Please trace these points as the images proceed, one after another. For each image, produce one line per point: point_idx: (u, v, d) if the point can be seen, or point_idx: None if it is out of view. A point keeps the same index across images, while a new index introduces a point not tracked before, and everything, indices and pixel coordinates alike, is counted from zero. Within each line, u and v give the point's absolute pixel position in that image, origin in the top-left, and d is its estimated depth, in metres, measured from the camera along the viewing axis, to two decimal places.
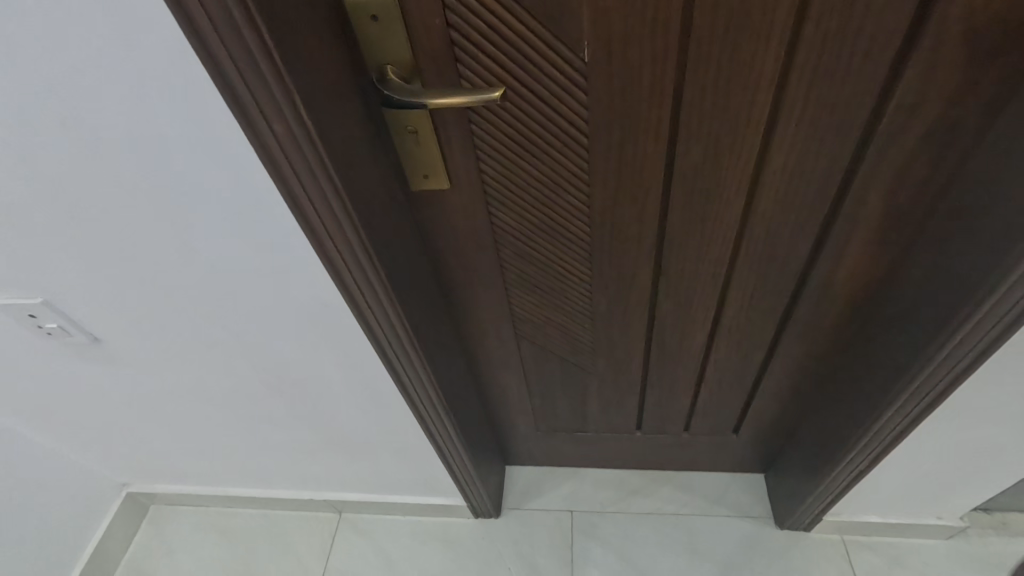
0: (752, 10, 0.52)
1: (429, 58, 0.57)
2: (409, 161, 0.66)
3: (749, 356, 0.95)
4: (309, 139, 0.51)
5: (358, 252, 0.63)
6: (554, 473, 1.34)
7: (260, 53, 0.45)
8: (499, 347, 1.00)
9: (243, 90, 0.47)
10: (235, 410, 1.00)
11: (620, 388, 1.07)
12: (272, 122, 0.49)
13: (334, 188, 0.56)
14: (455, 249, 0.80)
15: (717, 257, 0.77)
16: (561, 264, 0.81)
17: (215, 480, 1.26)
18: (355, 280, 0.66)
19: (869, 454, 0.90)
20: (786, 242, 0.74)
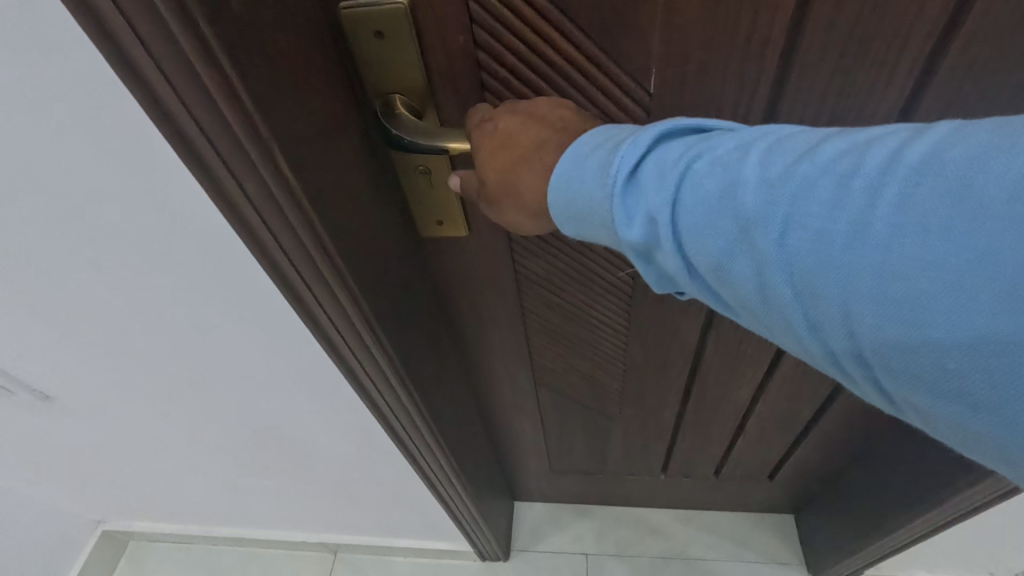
0: (880, 30, 0.39)
1: (448, 85, 0.44)
2: (418, 205, 0.54)
3: (799, 409, 0.84)
4: (293, 201, 0.38)
5: (355, 321, 0.50)
6: (567, 510, 1.24)
7: (220, 93, 0.31)
8: (515, 392, 0.88)
9: (201, 137, 0.34)
10: (217, 458, 0.89)
11: (648, 435, 0.96)
12: (242, 179, 0.36)
13: (327, 258, 0.43)
14: (470, 296, 0.69)
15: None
16: (592, 314, 0.69)
17: (199, 520, 1.15)
18: (350, 348, 0.54)
19: (948, 516, 0.78)
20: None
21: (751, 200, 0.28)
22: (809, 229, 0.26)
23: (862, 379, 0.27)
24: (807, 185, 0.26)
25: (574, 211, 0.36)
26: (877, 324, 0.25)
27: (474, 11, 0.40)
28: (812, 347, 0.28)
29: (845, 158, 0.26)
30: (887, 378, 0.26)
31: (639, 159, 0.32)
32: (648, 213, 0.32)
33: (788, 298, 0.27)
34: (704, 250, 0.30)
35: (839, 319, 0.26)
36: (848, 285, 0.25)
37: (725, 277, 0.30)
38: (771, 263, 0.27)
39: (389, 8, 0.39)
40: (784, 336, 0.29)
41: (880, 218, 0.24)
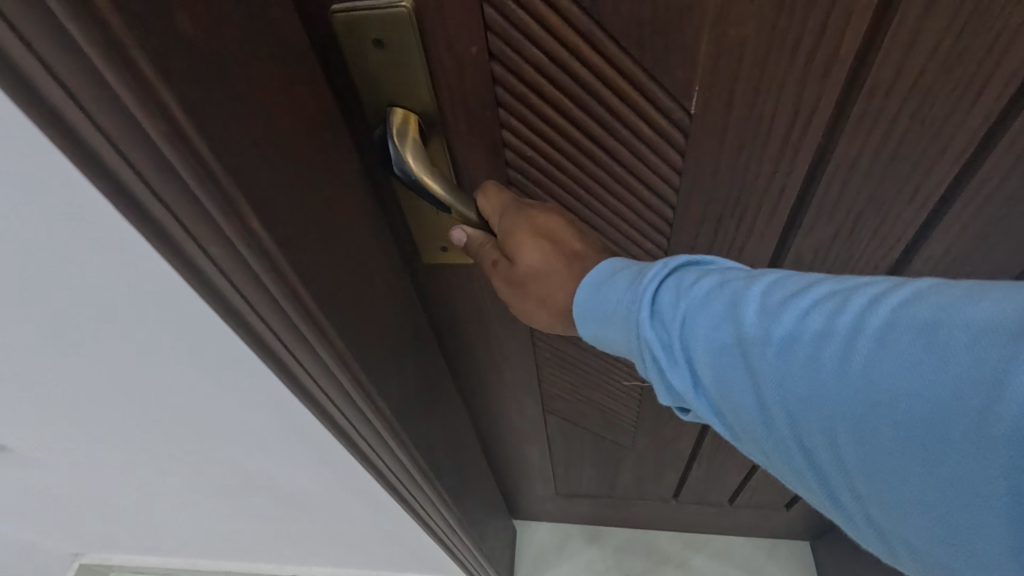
0: (970, 51, 0.33)
1: (458, 101, 0.38)
2: (421, 232, 0.48)
3: None
4: (267, 262, 0.29)
5: (356, 395, 0.41)
6: (570, 531, 1.20)
7: (169, 146, 0.23)
8: (520, 420, 0.82)
9: (151, 198, 0.25)
10: (193, 508, 0.81)
11: (660, 463, 0.90)
12: (206, 244, 0.27)
13: (317, 316, 0.33)
14: (476, 326, 0.62)
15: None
16: (609, 343, 0.63)
17: (180, 553, 1.08)
18: (351, 425, 0.44)
19: None
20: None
21: (749, 333, 0.27)
22: (801, 364, 0.25)
23: (873, 536, 0.25)
24: (802, 323, 0.26)
25: (586, 324, 0.35)
26: (879, 481, 0.23)
27: (488, 15, 0.34)
28: (819, 493, 0.27)
29: (841, 301, 0.25)
30: (898, 538, 0.24)
31: (646, 279, 0.32)
32: (653, 336, 0.31)
33: (790, 440, 0.26)
34: (707, 380, 0.29)
35: (840, 465, 0.24)
36: (847, 435, 0.24)
37: (727, 406, 0.29)
38: (770, 402, 0.26)
39: (390, 11, 0.33)
40: (793, 477, 0.28)
41: (871, 370, 0.23)
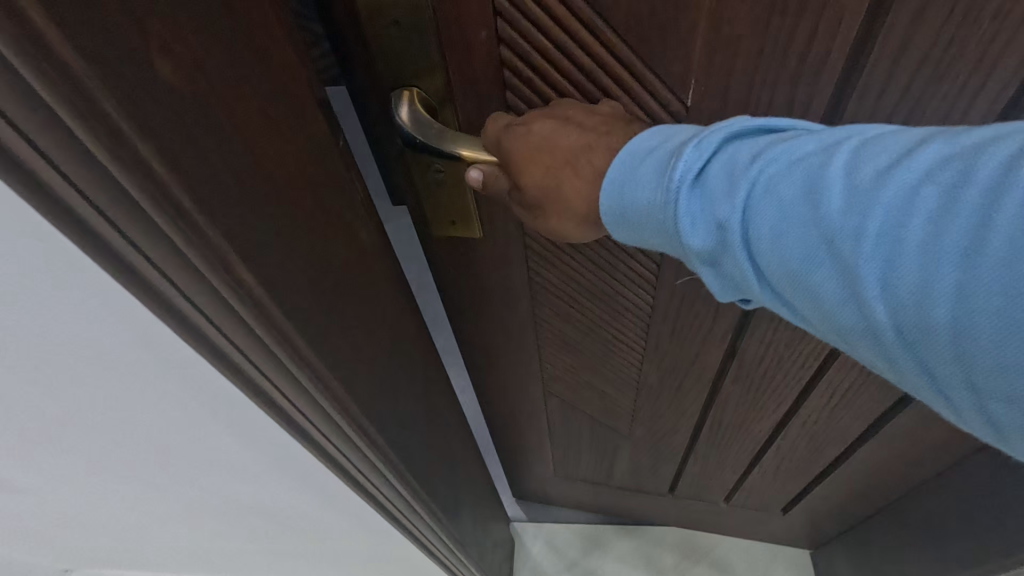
0: (959, 59, 0.34)
1: (467, 83, 0.41)
2: (430, 206, 0.51)
3: (823, 450, 0.78)
4: (254, 305, 0.29)
5: (352, 432, 0.41)
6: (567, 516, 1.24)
7: (148, 198, 0.23)
8: (521, 403, 0.85)
9: (136, 254, 0.24)
10: None
11: (656, 455, 0.92)
12: (194, 300, 0.27)
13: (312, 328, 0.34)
14: (480, 307, 0.65)
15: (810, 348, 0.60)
16: (610, 331, 0.65)
17: None
18: (351, 463, 0.44)
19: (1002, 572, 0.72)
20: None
21: (840, 211, 0.25)
22: (907, 243, 0.23)
23: (972, 419, 0.24)
24: (911, 197, 0.23)
25: (629, 224, 0.33)
26: (1001, 358, 0.21)
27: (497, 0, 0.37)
28: (912, 379, 0.25)
29: (950, 164, 0.23)
30: (1011, 419, 0.22)
31: (702, 164, 0.30)
32: (716, 225, 0.29)
33: (886, 325, 0.24)
34: (785, 268, 0.27)
35: (944, 353, 0.23)
36: (963, 312, 0.22)
37: (807, 295, 0.27)
38: (868, 284, 0.24)
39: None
40: (878, 363, 0.26)
41: (1003, 244, 0.21)
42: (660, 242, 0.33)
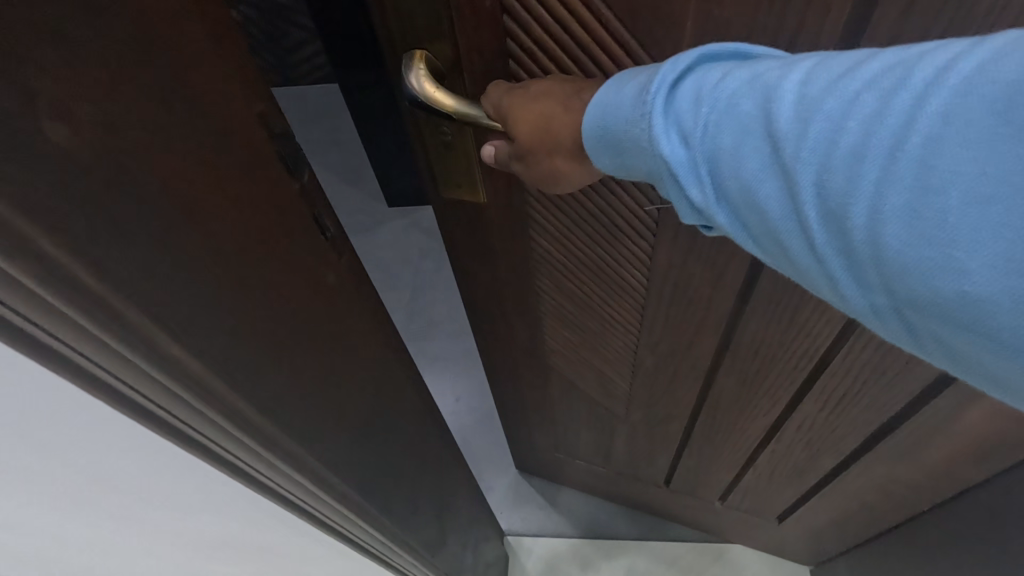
0: None
1: (473, 51, 0.44)
2: (439, 168, 0.54)
3: (818, 460, 0.77)
4: (165, 361, 0.28)
5: (301, 480, 0.40)
6: (565, 497, 1.27)
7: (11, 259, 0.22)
8: (522, 374, 0.88)
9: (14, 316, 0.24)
10: None
11: (652, 443, 0.93)
12: (93, 352, 0.26)
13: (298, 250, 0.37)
14: (483, 272, 0.68)
15: (806, 348, 0.59)
16: (607, 310, 0.67)
17: None
18: (308, 505, 0.43)
19: None
20: (903, 360, 0.55)
21: (788, 122, 0.26)
22: (843, 151, 0.24)
23: (885, 317, 0.26)
24: (851, 105, 0.24)
25: (601, 149, 0.34)
26: (909, 256, 0.23)
27: None
28: (838, 281, 0.27)
29: (892, 71, 0.24)
30: (915, 312, 0.24)
31: (672, 80, 0.31)
32: (676, 142, 0.30)
33: (819, 229, 0.26)
34: (735, 182, 0.28)
35: (873, 257, 0.25)
36: (882, 214, 0.23)
37: (756, 209, 0.28)
38: (805, 191, 0.26)
39: None
40: (811, 270, 0.28)
41: (928, 148, 0.22)
42: (627, 168, 0.34)
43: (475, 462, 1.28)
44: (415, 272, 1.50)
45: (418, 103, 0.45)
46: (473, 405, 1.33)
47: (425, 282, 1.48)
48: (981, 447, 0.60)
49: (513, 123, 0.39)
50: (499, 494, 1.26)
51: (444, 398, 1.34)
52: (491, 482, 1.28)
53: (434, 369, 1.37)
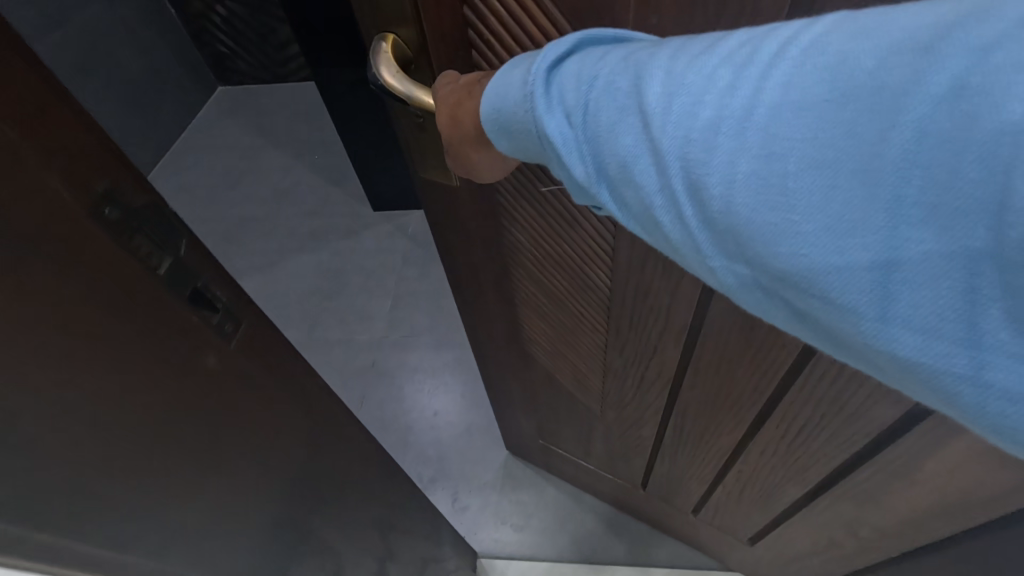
0: None
1: (438, 39, 0.44)
2: (417, 153, 0.56)
3: (785, 488, 0.75)
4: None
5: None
6: (542, 518, 1.23)
7: None
8: (505, 361, 0.90)
9: None
10: None
11: (626, 444, 0.93)
12: None
13: (179, 288, 0.37)
14: (460, 259, 0.70)
15: (767, 371, 0.58)
16: (577, 307, 0.68)
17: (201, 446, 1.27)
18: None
19: None
20: (857, 398, 0.53)
21: (656, 94, 0.26)
22: (700, 122, 0.24)
23: (751, 292, 0.26)
24: (708, 79, 0.24)
25: (501, 133, 0.35)
26: (759, 223, 0.23)
27: None
28: (705, 257, 0.26)
29: (743, 47, 0.24)
30: (771, 282, 0.24)
31: (556, 61, 0.31)
32: (561, 119, 0.30)
33: (684, 201, 0.26)
34: (613, 158, 0.28)
35: (732, 229, 0.24)
36: (735, 181, 0.23)
37: (630, 184, 0.28)
38: (669, 162, 0.25)
39: None
40: (682, 248, 0.27)
41: (773, 118, 0.22)
42: (528, 149, 0.34)
43: (454, 477, 1.28)
44: (398, 277, 1.60)
45: (384, 87, 0.45)
46: (453, 420, 1.35)
47: (415, 292, 1.56)
48: (954, 506, 0.55)
49: (438, 110, 0.41)
50: (474, 514, 1.24)
51: (424, 410, 1.37)
52: (467, 502, 1.25)
53: (418, 379, 1.42)
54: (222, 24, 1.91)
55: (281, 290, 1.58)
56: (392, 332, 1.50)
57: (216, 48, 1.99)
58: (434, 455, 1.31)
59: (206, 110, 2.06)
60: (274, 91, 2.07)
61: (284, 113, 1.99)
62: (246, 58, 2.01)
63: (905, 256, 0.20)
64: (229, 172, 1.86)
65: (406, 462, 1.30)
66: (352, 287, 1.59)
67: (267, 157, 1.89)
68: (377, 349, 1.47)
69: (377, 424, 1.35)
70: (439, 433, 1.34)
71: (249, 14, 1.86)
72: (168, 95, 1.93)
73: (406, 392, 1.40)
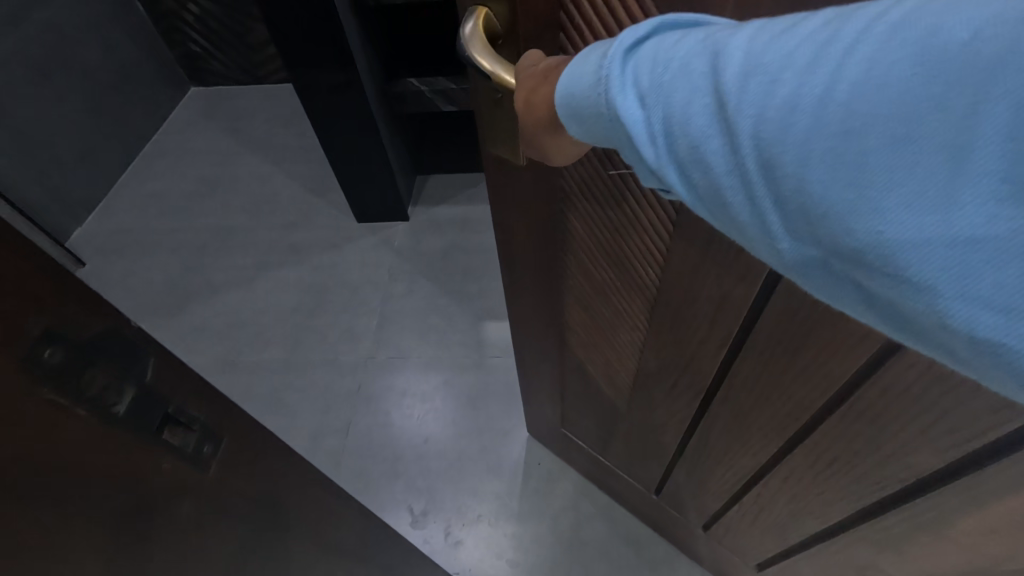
0: None
1: (526, 16, 0.45)
2: (487, 130, 0.56)
3: (802, 519, 0.73)
4: None
5: None
6: (542, 550, 1.21)
7: None
8: (540, 348, 0.91)
9: None
10: None
11: (646, 449, 0.93)
12: None
13: (151, 421, 0.34)
14: (511, 241, 0.72)
15: (808, 398, 0.56)
16: (620, 303, 0.68)
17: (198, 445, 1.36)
18: None
19: None
20: (895, 440, 0.51)
21: (732, 73, 0.26)
22: (777, 100, 0.24)
23: (820, 271, 0.26)
24: (789, 58, 0.24)
25: (571, 117, 0.35)
26: (833, 201, 0.23)
27: None
28: (774, 238, 0.27)
29: (829, 25, 0.24)
30: (841, 261, 0.25)
31: (634, 44, 0.32)
32: (633, 100, 0.31)
33: (757, 181, 0.26)
34: (683, 138, 0.28)
35: (803, 209, 0.25)
36: (810, 161, 0.24)
37: (701, 165, 0.28)
38: (743, 142, 0.26)
39: None
40: (754, 230, 0.28)
41: (854, 98, 0.22)
42: (597, 133, 0.35)
43: (444, 508, 1.27)
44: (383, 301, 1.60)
45: (468, 59, 0.46)
46: (442, 449, 1.35)
47: (403, 310, 1.57)
48: (998, 565, 0.52)
49: (518, 91, 0.42)
50: (467, 549, 1.22)
51: (414, 439, 1.37)
52: (459, 536, 1.24)
53: (405, 405, 1.42)
54: (195, 23, 1.93)
55: (261, 307, 1.60)
56: (378, 353, 1.50)
57: (189, 48, 2.00)
58: (423, 486, 1.31)
59: (178, 109, 2.09)
60: (248, 93, 2.10)
61: (260, 116, 2.02)
62: (219, 59, 2.03)
63: (985, 232, 0.20)
64: (203, 179, 1.88)
65: (395, 493, 1.30)
66: (335, 304, 1.60)
67: (246, 163, 1.90)
68: (361, 372, 1.48)
69: (366, 453, 1.36)
70: (429, 463, 1.34)
71: (225, 13, 1.89)
72: (138, 94, 1.94)
73: (394, 417, 1.40)
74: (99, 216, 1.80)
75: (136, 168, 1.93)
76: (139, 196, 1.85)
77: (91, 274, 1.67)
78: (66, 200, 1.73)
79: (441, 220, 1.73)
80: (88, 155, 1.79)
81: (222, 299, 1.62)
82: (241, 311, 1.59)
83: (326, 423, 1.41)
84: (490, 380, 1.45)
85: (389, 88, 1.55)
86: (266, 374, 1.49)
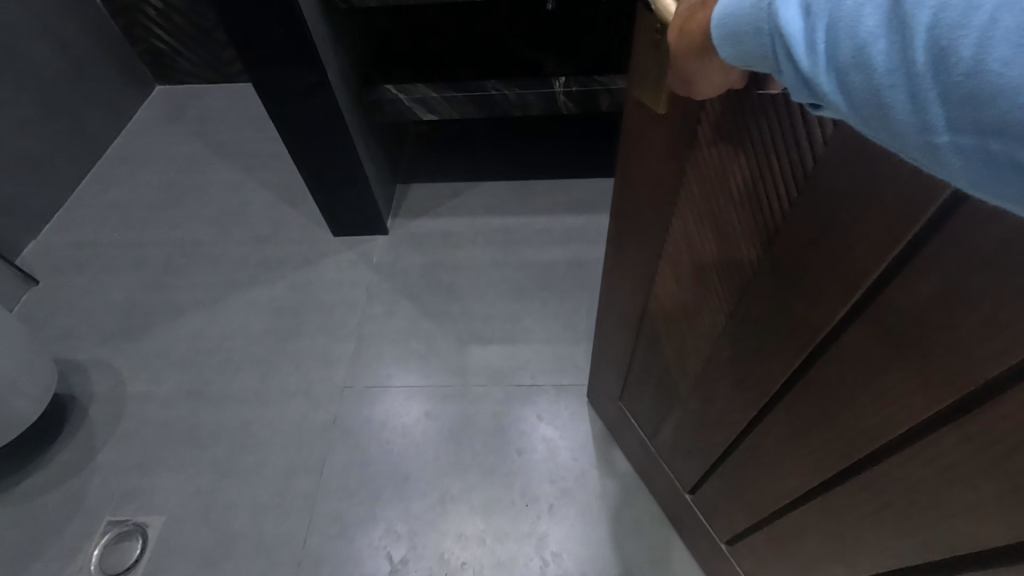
0: None
1: None
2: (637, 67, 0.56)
3: (835, 564, 0.68)
4: None
5: None
6: None
7: None
8: (625, 304, 0.91)
9: None
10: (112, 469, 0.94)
11: (694, 442, 0.89)
12: None
13: None
14: (631, 183, 0.72)
15: (874, 427, 0.52)
16: (714, 275, 0.66)
17: (166, 483, 1.26)
18: None
19: None
20: (961, 498, 0.47)
21: None
22: None
23: (979, 158, 0.26)
24: None
25: (727, 39, 0.35)
26: (1013, 79, 0.23)
27: None
28: (932, 131, 0.27)
29: None
30: (1007, 144, 0.24)
31: None
32: (797, 10, 0.30)
33: (923, 73, 0.26)
34: (848, 41, 0.28)
35: (970, 93, 0.24)
36: (993, 39, 0.23)
37: (863, 66, 0.28)
38: (918, 31, 0.25)
39: None
40: (908, 127, 0.28)
41: None
42: (755, 52, 0.34)
43: (439, 539, 1.19)
44: (363, 316, 1.53)
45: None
46: (424, 488, 1.26)
47: (381, 334, 1.49)
48: None
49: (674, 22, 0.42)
50: None
51: (402, 469, 1.28)
52: None
53: (385, 436, 1.33)
54: (159, 17, 1.85)
55: (229, 330, 1.49)
56: (355, 383, 1.41)
57: (153, 44, 1.93)
58: (404, 530, 1.21)
59: (142, 113, 2.00)
60: (219, 95, 2.03)
61: (230, 119, 1.95)
62: (186, 56, 1.97)
63: None
64: (169, 190, 1.77)
65: (374, 537, 1.20)
66: (310, 325, 1.50)
67: (216, 169, 1.82)
68: (337, 403, 1.38)
69: (341, 491, 1.26)
70: (410, 504, 1.24)
71: (190, 7, 1.82)
72: (97, 97, 1.84)
73: (373, 451, 1.31)
74: (58, 230, 1.67)
75: (97, 176, 1.81)
76: (99, 206, 1.74)
77: (42, 294, 1.54)
78: (16, 211, 1.59)
79: (420, 236, 1.67)
80: (41, 162, 1.66)
81: (187, 321, 1.50)
82: (205, 337, 1.47)
83: (299, 459, 1.30)
84: (476, 410, 1.37)
85: (365, 96, 1.48)
86: (233, 406, 1.37)
